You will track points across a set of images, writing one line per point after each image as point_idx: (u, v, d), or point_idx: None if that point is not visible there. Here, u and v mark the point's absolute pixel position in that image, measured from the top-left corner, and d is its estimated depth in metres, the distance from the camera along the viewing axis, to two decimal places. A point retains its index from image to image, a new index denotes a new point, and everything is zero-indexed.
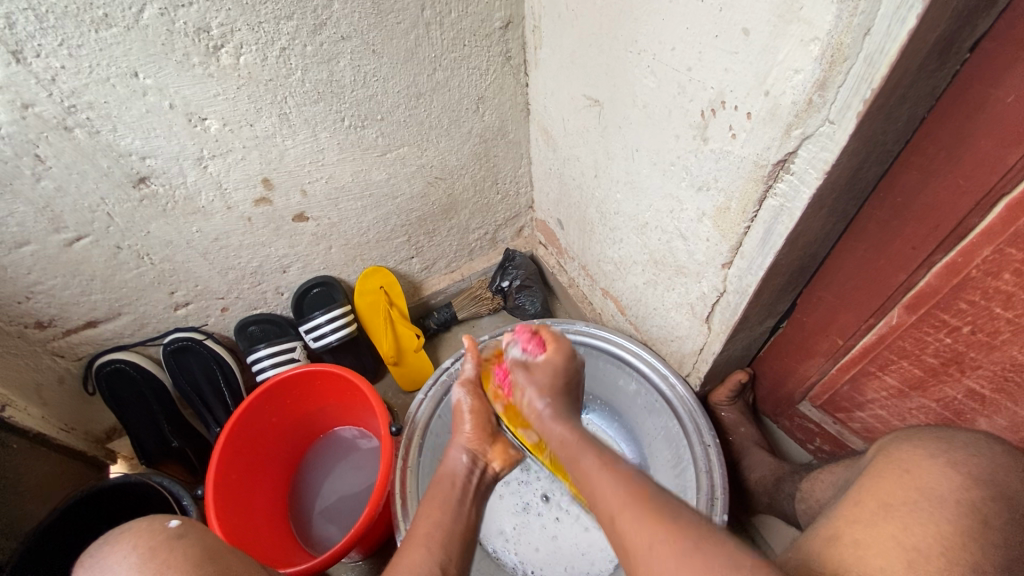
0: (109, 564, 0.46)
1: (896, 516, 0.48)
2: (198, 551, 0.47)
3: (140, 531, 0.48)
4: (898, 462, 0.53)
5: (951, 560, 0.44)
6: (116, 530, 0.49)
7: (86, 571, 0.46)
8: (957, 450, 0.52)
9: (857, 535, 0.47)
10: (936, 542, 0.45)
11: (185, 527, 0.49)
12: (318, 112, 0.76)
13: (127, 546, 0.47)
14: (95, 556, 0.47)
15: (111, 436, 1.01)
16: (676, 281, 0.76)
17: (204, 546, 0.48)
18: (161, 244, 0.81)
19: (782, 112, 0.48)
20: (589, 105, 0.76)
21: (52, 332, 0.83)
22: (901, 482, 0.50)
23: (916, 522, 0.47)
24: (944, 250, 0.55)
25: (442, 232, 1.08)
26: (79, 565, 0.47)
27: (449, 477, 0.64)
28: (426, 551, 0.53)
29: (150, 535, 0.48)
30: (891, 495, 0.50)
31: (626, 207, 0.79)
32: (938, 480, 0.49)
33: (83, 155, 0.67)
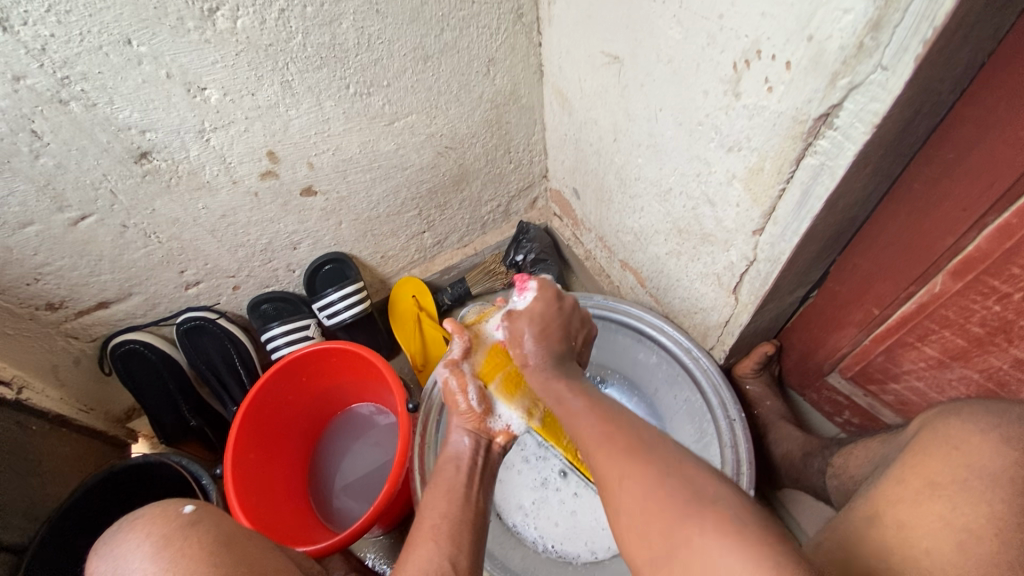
0: (124, 551, 0.46)
1: (943, 497, 0.45)
2: (213, 538, 0.47)
3: (154, 517, 0.48)
4: (946, 437, 0.49)
5: (1007, 542, 0.41)
6: (129, 517, 0.49)
7: (102, 559, 0.47)
8: (1009, 424, 0.47)
9: (901, 516, 0.45)
10: (988, 524, 0.42)
11: (198, 514, 0.49)
12: (321, 78, 0.72)
13: (140, 534, 0.47)
14: (110, 544, 0.47)
15: (130, 415, 1.02)
16: (702, 251, 0.72)
17: (217, 534, 0.47)
18: (168, 222, 0.79)
19: (827, 59, 0.43)
20: (608, 63, 0.71)
21: (64, 314, 0.82)
22: (949, 460, 0.47)
23: (965, 501, 0.44)
24: (999, 210, 0.50)
25: (453, 204, 1.04)
26: (95, 554, 0.47)
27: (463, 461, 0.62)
28: (435, 543, 0.51)
29: (163, 523, 0.47)
30: (938, 474, 0.47)
31: (648, 172, 0.75)
32: (990, 457, 0.46)
33: (81, 129, 0.65)
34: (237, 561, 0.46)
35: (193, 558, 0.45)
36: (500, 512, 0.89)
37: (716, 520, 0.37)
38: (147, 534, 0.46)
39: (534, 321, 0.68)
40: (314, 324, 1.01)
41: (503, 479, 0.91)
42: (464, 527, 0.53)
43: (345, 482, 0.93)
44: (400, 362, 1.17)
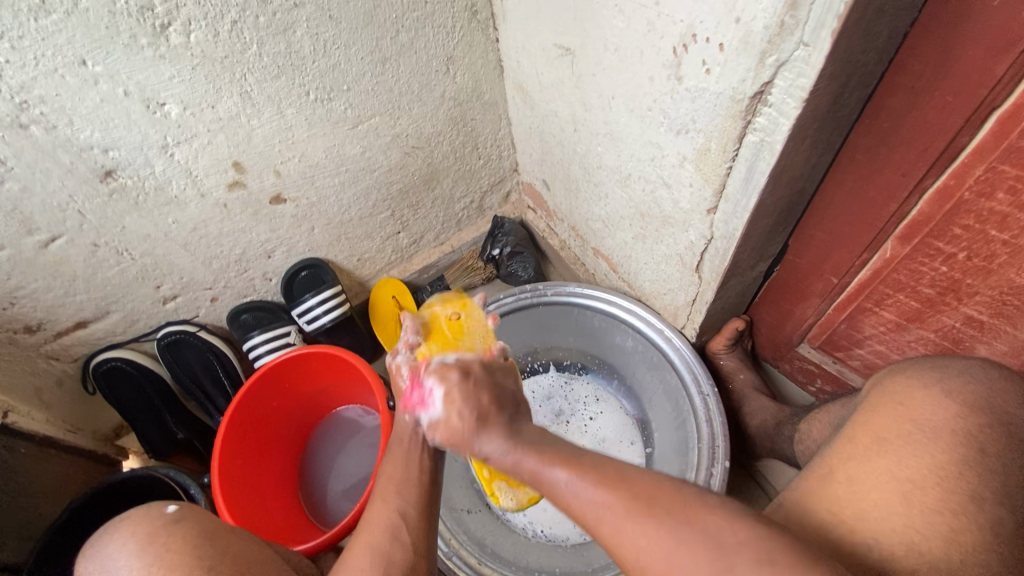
0: (111, 551, 0.48)
1: (891, 450, 0.47)
2: (198, 533, 0.48)
3: (141, 517, 0.50)
4: (894, 394, 0.51)
5: (947, 488, 0.44)
6: (117, 519, 0.50)
7: (90, 559, 0.48)
8: (953, 377, 0.50)
9: (852, 472, 0.47)
10: (932, 472, 0.45)
11: (182, 512, 0.50)
12: (280, 87, 0.73)
13: (127, 533, 0.48)
14: (97, 545, 0.49)
15: (119, 433, 1.03)
16: (663, 232, 0.74)
17: (203, 528, 0.49)
18: (139, 239, 0.80)
19: (755, 39, 0.45)
20: (561, 55, 0.73)
21: (43, 336, 0.83)
22: (897, 415, 0.49)
23: (910, 454, 0.46)
24: (935, 173, 0.52)
25: (426, 203, 1.05)
26: (83, 555, 0.49)
27: None
28: (394, 502, 0.52)
29: (149, 522, 0.49)
30: (884, 429, 0.49)
31: (608, 159, 0.76)
32: (936, 411, 0.48)
33: (43, 152, 0.65)
34: (223, 552, 0.48)
35: (178, 550, 0.47)
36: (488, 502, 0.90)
37: (754, 572, 0.33)
38: (134, 529, 0.48)
39: (462, 394, 0.52)
40: (295, 330, 1.02)
41: None
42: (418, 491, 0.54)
43: (336, 482, 0.94)
44: (385, 363, 1.18)
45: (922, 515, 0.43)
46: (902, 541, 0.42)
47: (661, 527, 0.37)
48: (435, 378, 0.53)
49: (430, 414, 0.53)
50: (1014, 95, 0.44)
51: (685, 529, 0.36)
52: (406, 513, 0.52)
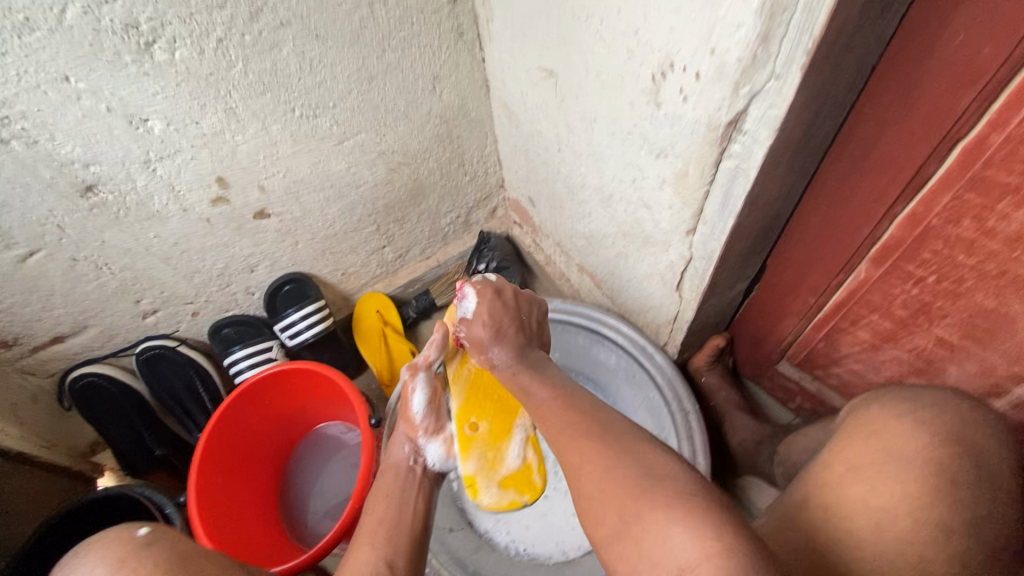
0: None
1: (864, 479, 0.47)
2: (171, 558, 0.47)
3: (110, 541, 0.48)
4: (869, 423, 0.52)
5: (916, 519, 0.44)
6: (85, 543, 0.49)
7: None
8: (924, 407, 0.51)
9: (829, 502, 0.48)
10: (903, 502, 0.45)
11: (153, 536, 0.49)
12: (265, 104, 0.74)
13: (94, 558, 0.47)
14: (63, 569, 0.47)
15: (94, 449, 1.01)
16: (645, 252, 0.75)
17: (174, 553, 0.48)
18: (119, 253, 0.79)
19: (729, 70, 0.46)
20: (545, 77, 0.74)
21: (17, 351, 0.81)
22: (870, 443, 0.50)
23: (883, 483, 0.47)
24: (905, 200, 0.54)
25: (412, 219, 1.06)
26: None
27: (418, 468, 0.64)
28: (375, 547, 0.53)
29: (119, 546, 0.48)
30: (860, 457, 0.49)
31: (591, 179, 0.77)
32: (908, 441, 0.48)
33: (22, 166, 0.65)
34: None
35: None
36: (472, 519, 0.89)
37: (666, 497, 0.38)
38: (96, 552, 0.47)
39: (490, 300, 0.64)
40: (277, 345, 1.01)
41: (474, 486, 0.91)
42: (405, 539, 0.55)
43: (316, 500, 0.93)
44: (369, 378, 1.17)
45: (890, 546, 0.44)
46: (871, 573, 0.43)
47: (597, 452, 0.44)
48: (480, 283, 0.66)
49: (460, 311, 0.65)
50: (977, 128, 0.46)
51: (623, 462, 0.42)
52: (394, 562, 0.52)
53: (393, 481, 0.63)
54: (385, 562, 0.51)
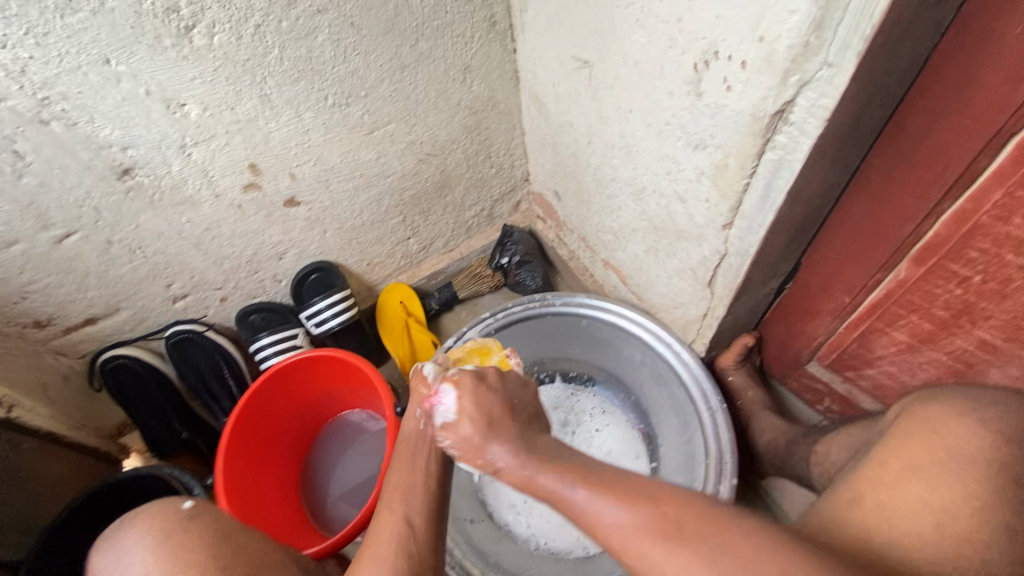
0: (126, 545, 0.48)
1: (923, 478, 0.46)
2: (213, 530, 0.49)
3: (156, 513, 0.50)
4: (927, 421, 0.51)
5: (982, 520, 0.43)
6: (133, 513, 0.51)
7: (106, 553, 0.48)
8: (985, 409, 0.50)
9: (882, 498, 0.46)
10: (966, 502, 0.44)
11: (197, 510, 0.51)
12: (299, 91, 0.74)
13: (142, 528, 0.49)
14: (114, 539, 0.49)
15: (122, 431, 1.03)
16: (676, 246, 0.74)
17: (216, 527, 0.49)
18: (152, 237, 0.80)
19: (778, 58, 0.45)
20: (579, 68, 0.73)
21: (52, 331, 0.83)
22: (931, 443, 0.49)
23: (943, 483, 0.45)
24: (952, 196, 0.52)
25: (437, 210, 1.06)
26: (100, 547, 0.49)
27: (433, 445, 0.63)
28: (390, 510, 0.52)
29: (165, 517, 0.49)
30: (919, 457, 0.48)
31: (622, 172, 0.76)
32: (969, 441, 0.48)
33: (63, 148, 0.66)
34: (235, 552, 0.47)
35: (188, 549, 0.46)
36: (492, 512, 0.89)
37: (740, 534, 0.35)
38: (143, 524, 0.49)
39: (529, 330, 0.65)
40: (302, 332, 1.02)
41: (494, 479, 0.92)
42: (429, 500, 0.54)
43: (338, 487, 0.94)
44: (390, 369, 1.18)
45: (953, 544, 0.42)
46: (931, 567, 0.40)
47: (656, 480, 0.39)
48: None
49: None
50: None
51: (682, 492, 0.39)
52: (413, 521, 0.51)
53: (414, 448, 0.61)
54: (404, 521, 0.50)
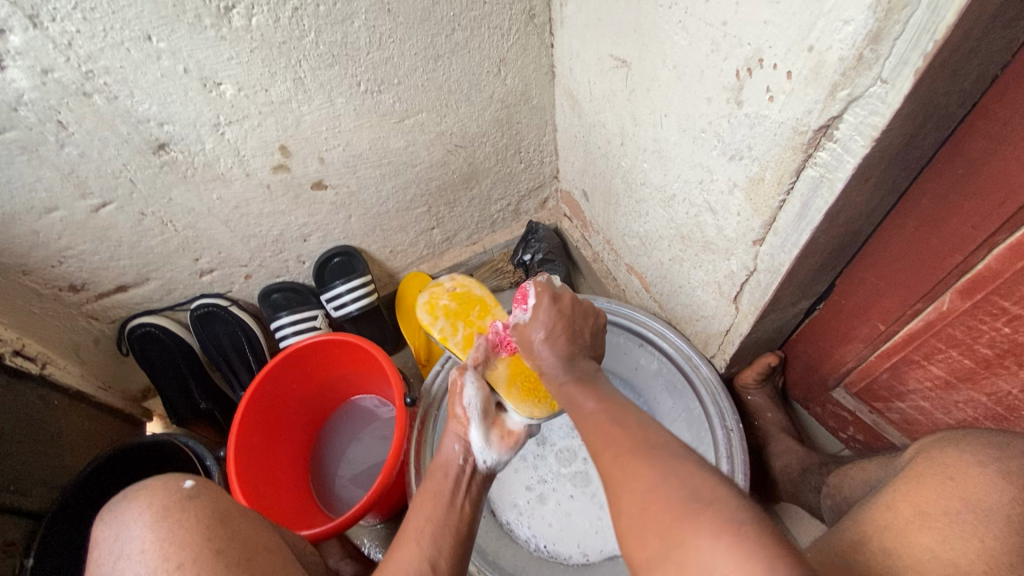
0: (127, 519, 0.49)
1: (934, 527, 0.43)
2: (212, 512, 0.49)
3: (157, 489, 0.51)
4: (943, 465, 0.47)
5: None
6: (135, 488, 0.52)
7: (106, 524, 0.50)
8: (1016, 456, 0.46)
9: (886, 543, 0.44)
10: (979, 560, 0.41)
11: (197, 489, 0.51)
12: (333, 76, 0.74)
13: (143, 502, 0.50)
14: (114, 511, 0.50)
15: (145, 395, 1.06)
16: (703, 258, 0.71)
17: (215, 509, 0.50)
18: (183, 212, 0.82)
19: (828, 70, 0.42)
20: (616, 66, 0.71)
21: (86, 296, 0.86)
22: (944, 491, 0.45)
23: (956, 534, 0.43)
24: (1009, 229, 0.49)
25: (462, 202, 1.05)
26: (101, 519, 0.50)
27: (441, 468, 0.65)
28: (417, 545, 0.53)
29: (166, 495, 0.50)
30: (930, 504, 0.45)
31: (653, 176, 0.74)
32: (990, 493, 0.44)
33: (103, 121, 0.67)
34: (230, 539, 0.48)
35: (184, 529, 0.47)
36: (494, 508, 0.90)
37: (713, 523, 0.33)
38: (144, 497, 0.50)
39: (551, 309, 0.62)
40: (322, 315, 1.04)
41: (499, 477, 0.93)
42: (450, 539, 0.55)
43: (347, 471, 0.95)
44: (405, 356, 1.18)
45: None
46: None
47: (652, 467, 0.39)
48: (538, 289, 0.64)
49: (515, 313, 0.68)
50: None
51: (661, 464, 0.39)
52: (437, 565, 0.52)
53: (440, 480, 0.63)
54: (429, 563, 0.51)
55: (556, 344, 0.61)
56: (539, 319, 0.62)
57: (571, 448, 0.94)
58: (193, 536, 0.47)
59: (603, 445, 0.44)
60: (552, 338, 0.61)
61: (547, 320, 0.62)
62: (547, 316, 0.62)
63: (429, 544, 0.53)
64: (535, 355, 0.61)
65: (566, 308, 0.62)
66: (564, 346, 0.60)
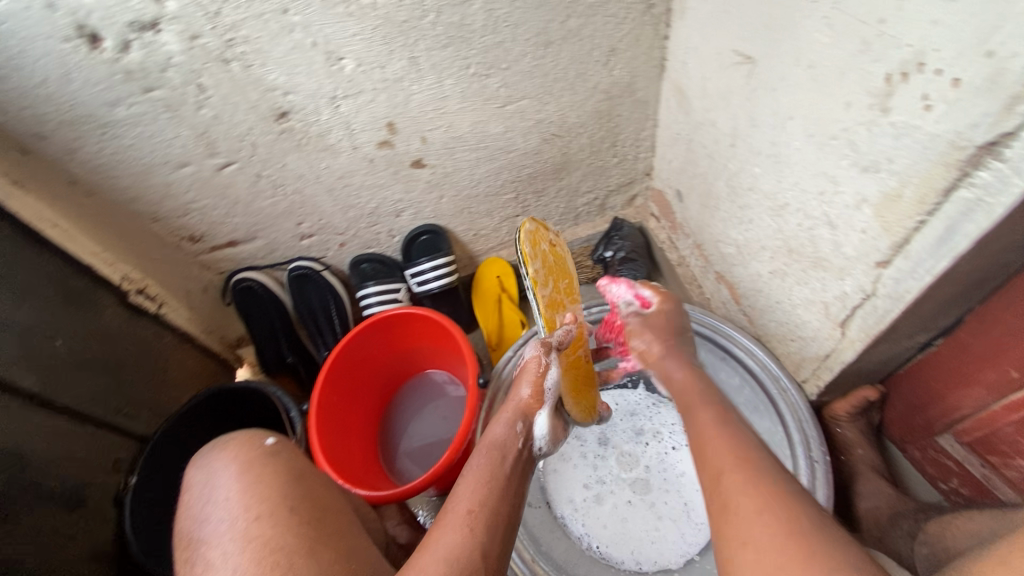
0: (216, 466, 0.53)
1: None
2: (290, 469, 0.53)
3: (243, 442, 0.55)
4: None
5: None
6: (224, 439, 0.56)
7: (198, 469, 0.54)
8: None
9: None
10: None
11: (279, 447, 0.55)
12: (445, 57, 0.75)
13: (231, 454, 0.54)
14: (206, 457, 0.55)
15: (239, 343, 1.15)
16: (810, 275, 0.67)
17: (293, 468, 0.53)
18: (293, 177, 0.87)
19: (1008, 79, 0.38)
20: (738, 63, 0.67)
21: (201, 247, 0.94)
22: None
23: None
24: None
25: (550, 192, 1.04)
26: (193, 464, 0.55)
27: (496, 446, 0.64)
28: (469, 531, 0.51)
29: (250, 448, 0.54)
30: None
31: (764, 182, 0.70)
32: None
33: (237, 87, 0.73)
34: (305, 496, 0.51)
35: (270, 478, 0.51)
36: (550, 500, 0.90)
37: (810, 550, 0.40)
38: (235, 447, 0.54)
39: (669, 301, 0.72)
40: (404, 289, 1.08)
41: (558, 470, 0.92)
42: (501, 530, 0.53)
43: (413, 441, 0.99)
44: (475, 338, 1.20)
45: None
46: None
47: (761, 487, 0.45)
48: (662, 294, 0.72)
49: (632, 299, 0.71)
50: None
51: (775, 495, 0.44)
52: (487, 553, 0.50)
53: (499, 461, 0.62)
54: (479, 553, 0.50)
55: (667, 345, 0.68)
56: (652, 319, 0.70)
57: (633, 454, 0.92)
58: (276, 487, 0.50)
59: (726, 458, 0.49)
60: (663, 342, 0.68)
61: (654, 331, 0.69)
62: (658, 321, 0.70)
63: (480, 533, 0.51)
64: (642, 347, 0.69)
65: (673, 314, 0.71)
66: (677, 353, 0.67)
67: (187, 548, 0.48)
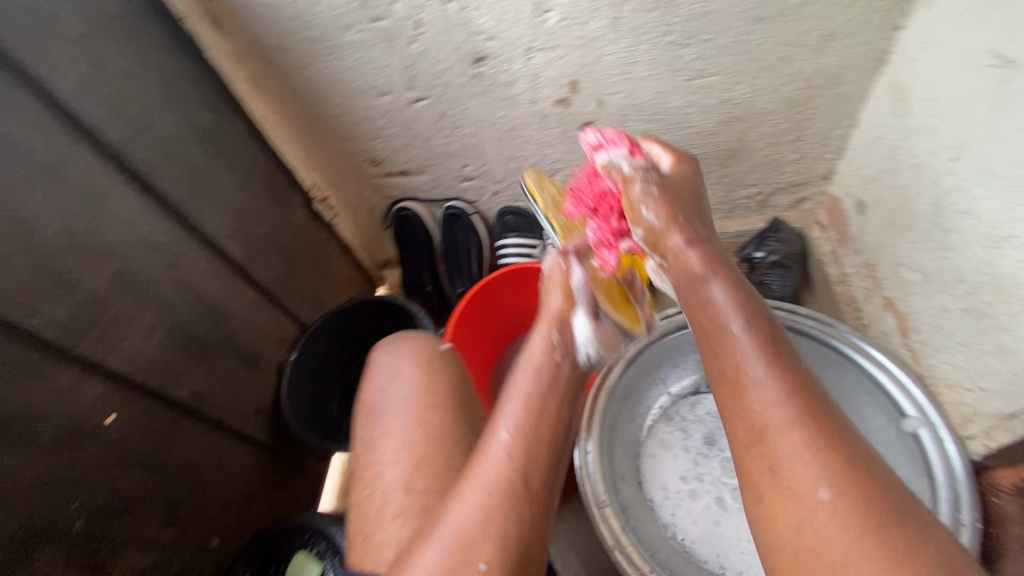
0: (399, 352, 0.66)
1: None
2: (458, 374, 0.65)
3: (422, 340, 0.67)
4: None
5: None
6: (407, 334, 0.69)
7: (385, 350, 0.67)
8: None
9: None
10: None
11: (450, 354, 0.67)
12: (648, 21, 0.74)
13: (414, 346, 0.67)
14: (392, 342, 0.68)
15: (385, 264, 1.27)
16: (1021, 321, 0.58)
17: (461, 372, 0.65)
18: (471, 121, 0.92)
19: None
20: (994, 65, 0.58)
21: (378, 172, 1.04)
22: None
23: None
24: None
25: (712, 178, 1.00)
26: (380, 345, 0.68)
27: (546, 368, 0.60)
28: (518, 455, 0.51)
29: (431, 348, 0.67)
30: None
31: (987, 207, 0.61)
32: None
33: (447, 27, 0.78)
34: (465, 399, 0.62)
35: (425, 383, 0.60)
36: (643, 481, 0.88)
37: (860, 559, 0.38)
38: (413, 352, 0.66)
39: (687, 167, 0.65)
40: (542, 246, 1.11)
41: (656, 454, 0.91)
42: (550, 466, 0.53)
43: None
44: None
45: None
46: None
47: (821, 466, 0.41)
48: (683, 155, 0.66)
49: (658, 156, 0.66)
50: None
51: (852, 487, 0.40)
52: (530, 481, 0.50)
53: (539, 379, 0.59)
54: (523, 482, 0.50)
55: (704, 253, 0.56)
56: (676, 175, 0.64)
57: None
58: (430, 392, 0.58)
59: (783, 423, 0.43)
60: (692, 239, 0.57)
61: (668, 200, 0.60)
62: (675, 184, 0.63)
63: (531, 464, 0.51)
64: (644, 218, 0.60)
65: (690, 174, 0.64)
66: (734, 279, 0.54)
67: (367, 416, 0.62)
